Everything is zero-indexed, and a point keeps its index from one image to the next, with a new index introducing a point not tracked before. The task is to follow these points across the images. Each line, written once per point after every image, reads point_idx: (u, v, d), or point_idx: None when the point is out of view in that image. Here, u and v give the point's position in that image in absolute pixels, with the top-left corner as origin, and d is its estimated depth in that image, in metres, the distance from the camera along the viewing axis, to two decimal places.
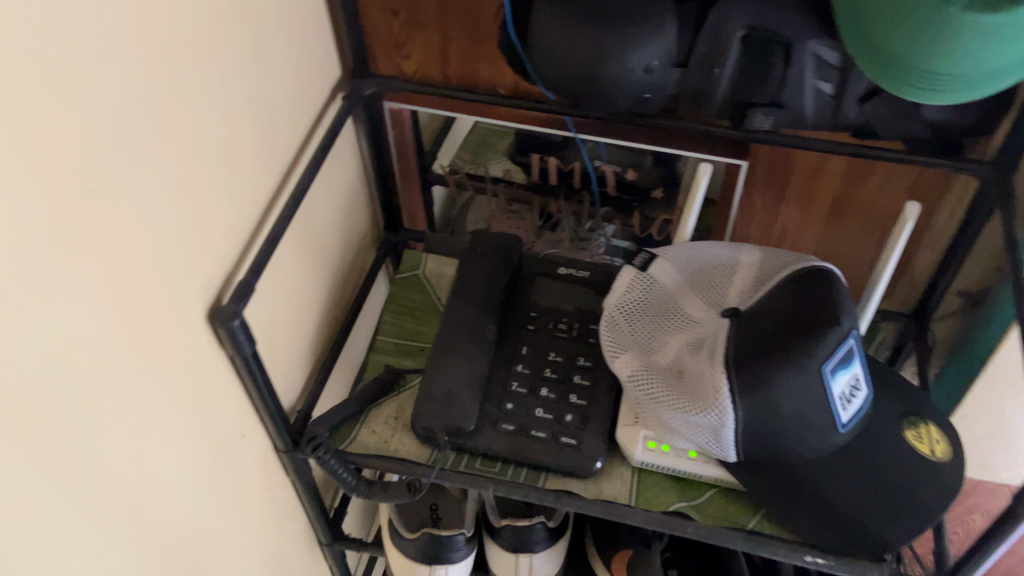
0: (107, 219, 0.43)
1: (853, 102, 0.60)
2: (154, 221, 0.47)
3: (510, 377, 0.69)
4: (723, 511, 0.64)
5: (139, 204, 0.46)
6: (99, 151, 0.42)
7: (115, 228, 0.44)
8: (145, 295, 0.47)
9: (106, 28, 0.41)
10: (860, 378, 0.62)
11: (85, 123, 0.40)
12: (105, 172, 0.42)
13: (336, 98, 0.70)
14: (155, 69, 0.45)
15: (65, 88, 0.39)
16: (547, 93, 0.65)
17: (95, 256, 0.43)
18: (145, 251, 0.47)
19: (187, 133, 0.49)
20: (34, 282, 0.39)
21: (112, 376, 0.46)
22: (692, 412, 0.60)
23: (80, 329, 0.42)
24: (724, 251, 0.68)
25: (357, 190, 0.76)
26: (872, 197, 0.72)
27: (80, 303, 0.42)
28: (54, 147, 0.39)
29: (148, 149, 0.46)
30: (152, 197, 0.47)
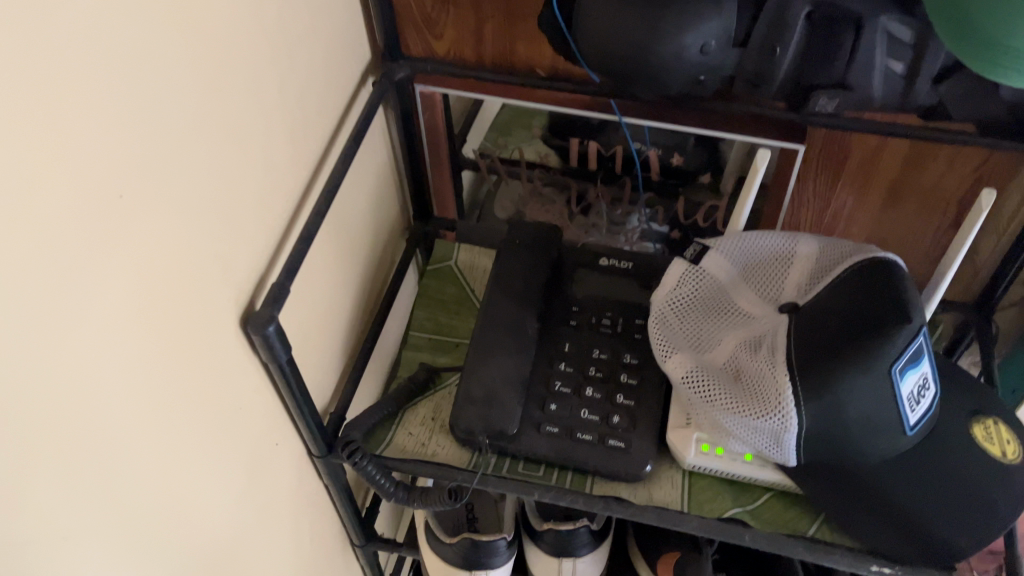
0: (136, 228, 0.40)
1: (926, 82, 0.57)
2: (185, 225, 0.44)
3: (553, 376, 0.65)
4: (781, 517, 0.60)
5: (169, 209, 0.42)
6: (126, 154, 0.38)
7: (145, 237, 0.40)
8: (177, 304, 0.44)
9: (128, 19, 0.37)
10: (928, 377, 0.58)
11: (115, 124, 0.37)
12: (133, 175, 0.39)
13: (366, 83, 0.66)
14: (185, 60, 0.42)
15: (91, 87, 0.35)
16: (593, 75, 0.61)
17: (126, 267, 0.39)
18: (176, 258, 0.43)
19: (217, 128, 0.46)
20: (61, 299, 0.35)
21: (143, 393, 0.42)
22: (752, 415, 0.56)
23: (110, 346, 0.39)
24: (779, 241, 0.64)
25: (387, 178, 0.73)
26: (934, 181, 0.67)
27: (110, 318, 0.39)
28: (78, 153, 0.35)
29: (175, 149, 0.42)
30: (182, 199, 0.43)
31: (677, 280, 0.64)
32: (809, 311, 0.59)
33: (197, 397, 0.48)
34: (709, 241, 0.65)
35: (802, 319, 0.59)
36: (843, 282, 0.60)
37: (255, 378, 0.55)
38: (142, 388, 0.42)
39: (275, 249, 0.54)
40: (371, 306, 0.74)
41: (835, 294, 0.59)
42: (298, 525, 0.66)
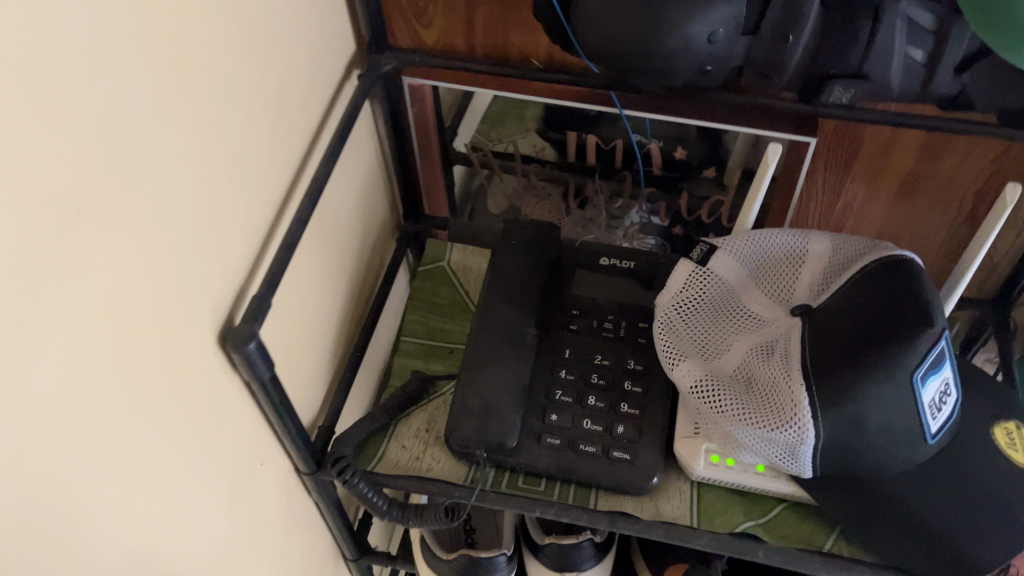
0: (100, 249, 0.36)
1: (948, 71, 0.53)
2: (154, 241, 0.40)
3: (553, 384, 0.62)
4: (795, 531, 0.58)
5: (137, 225, 0.38)
6: (85, 168, 0.34)
7: (111, 257, 0.37)
8: (149, 326, 0.40)
9: (84, 16, 0.33)
10: (949, 382, 0.55)
11: (71, 136, 0.33)
12: (94, 191, 0.35)
13: (351, 77, 0.62)
14: (150, 60, 0.38)
15: (41, 96, 0.31)
16: (592, 66, 0.57)
17: (89, 289, 0.36)
18: (146, 278, 0.40)
19: (188, 133, 0.42)
20: (16, 333, 0.32)
21: (114, 426, 0.39)
22: (767, 427, 0.53)
23: (74, 378, 0.35)
24: (790, 240, 0.61)
25: (375, 177, 0.69)
26: (950, 173, 0.64)
27: (72, 348, 0.35)
28: (27, 171, 0.31)
29: (142, 158, 0.38)
30: (149, 213, 0.39)
31: (684, 282, 0.61)
32: (824, 314, 0.56)
33: (174, 423, 0.44)
34: (716, 240, 0.62)
35: (816, 323, 0.56)
36: (859, 283, 0.57)
37: (237, 397, 0.51)
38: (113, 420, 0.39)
39: (256, 259, 0.51)
40: (360, 311, 0.70)
41: (851, 297, 0.56)
42: (287, 544, 0.63)
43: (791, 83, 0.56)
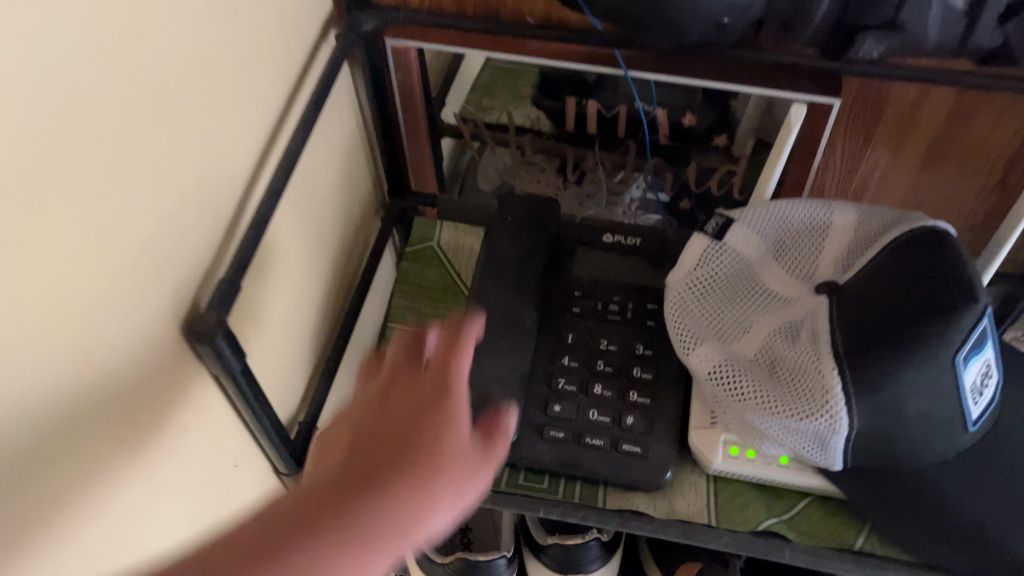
0: (39, 224, 0.30)
1: (991, 19, 0.48)
2: (109, 217, 0.34)
3: (556, 372, 0.57)
4: (822, 527, 0.53)
5: (85, 197, 0.32)
6: (20, 127, 0.28)
7: (55, 235, 0.31)
8: (105, 318, 0.35)
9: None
10: (991, 364, 0.51)
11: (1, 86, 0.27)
12: (33, 156, 0.29)
13: (328, 36, 0.56)
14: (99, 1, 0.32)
15: None
16: (596, 20, 0.51)
17: (32, 274, 0.30)
18: (97, 260, 0.33)
19: (145, 89, 0.36)
20: None
21: (68, 434, 0.33)
22: (794, 417, 0.48)
23: (19, 380, 0.29)
24: (812, 211, 0.56)
25: (356, 149, 0.63)
26: (982, 137, 0.59)
27: (13, 344, 0.29)
28: None
29: (92, 117, 0.32)
30: (103, 183, 0.33)
31: (697, 258, 0.56)
32: (852, 292, 0.51)
33: (137, 427, 0.39)
34: (733, 213, 0.57)
35: (844, 301, 0.51)
36: (890, 257, 0.52)
37: (206, 393, 0.46)
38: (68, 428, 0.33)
39: (224, 237, 0.45)
40: (342, 296, 0.64)
41: (881, 271, 0.51)
42: None
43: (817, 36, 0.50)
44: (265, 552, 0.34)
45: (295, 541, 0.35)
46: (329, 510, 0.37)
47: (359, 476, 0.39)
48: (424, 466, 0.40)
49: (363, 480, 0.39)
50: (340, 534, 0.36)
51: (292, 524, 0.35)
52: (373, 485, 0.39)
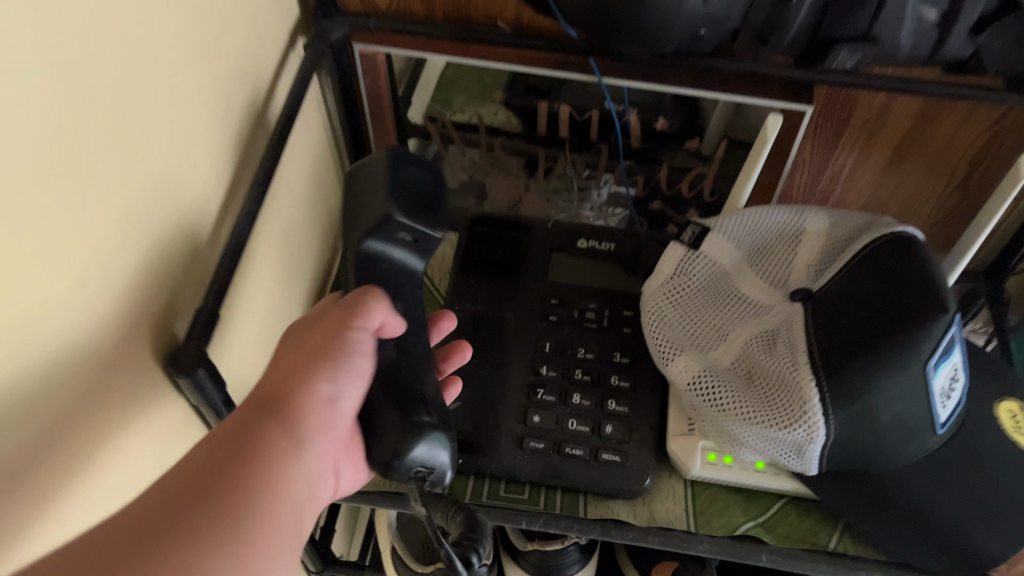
0: (19, 264, 0.28)
1: (964, 32, 0.47)
2: (103, 262, 0.33)
3: (535, 382, 0.57)
4: (798, 529, 0.54)
5: (71, 235, 0.30)
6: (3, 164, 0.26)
7: (38, 275, 0.29)
8: (101, 365, 0.34)
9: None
10: (958, 368, 0.52)
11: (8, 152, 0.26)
12: (36, 213, 0.28)
13: (296, 48, 0.55)
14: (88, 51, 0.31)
15: None
16: (570, 30, 0.52)
17: (39, 337, 0.29)
18: (86, 300, 0.32)
19: (122, 114, 0.33)
20: None
21: (19, 505, 0.29)
22: (774, 426, 0.49)
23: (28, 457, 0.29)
24: (786, 217, 0.57)
25: (325, 155, 0.62)
26: (947, 139, 0.60)
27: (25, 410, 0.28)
28: None
29: (84, 164, 0.31)
30: (98, 228, 0.32)
31: (674, 268, 0.57)
32: (826, 299, 0.52)
33: (118, 469, 0.37)
34: (709, 221, 0.57)
35: (818, 308, 0.52)
36: (864, 262, 0.52)
37: (185, 422, 0.44)
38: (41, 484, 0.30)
39: (200, 261, 0.43)
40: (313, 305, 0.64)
41: (852, 279, 0.52)
42: None
43: (792, 47, 0.51)
44: (183, 493, 0.31)
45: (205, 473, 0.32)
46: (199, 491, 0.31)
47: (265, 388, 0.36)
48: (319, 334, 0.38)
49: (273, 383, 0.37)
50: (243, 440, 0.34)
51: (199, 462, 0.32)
52: (281, 385, 0.36)
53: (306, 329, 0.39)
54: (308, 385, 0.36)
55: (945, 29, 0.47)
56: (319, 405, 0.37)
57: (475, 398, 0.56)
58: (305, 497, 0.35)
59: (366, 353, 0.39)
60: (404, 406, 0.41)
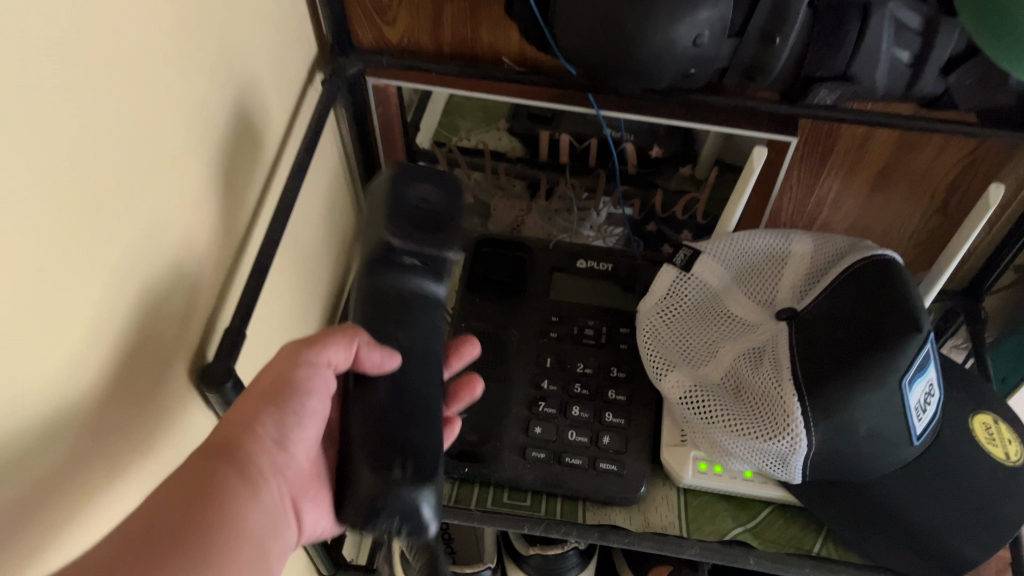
0: (82, 293, 0.31)
1: (935, 71, 0.51)
2: (148, 289, 0.37)
3: (537, 396, 0.61)
4: (784, 534, 0.57)
5: (123, 266, 0.34)
6: (70, 205, 0.30)
7: (97, 301, 0.32)
8: (146, 381, 0.37)
9: (58, 16, 0.28)
10: (933, 383, 0.56)
11: (75, 193, 0.30)
12: (94, 248, 0.32)
13: (314, 81, 0.59)
14: (140, 102, 0.35)
15: (44, 153, 0.28)
16: (569, 67, 0.56)
17: (93, 355, 0.33)
18: (134, 320, 0.36)
19: (165, 155, 0.37)
20: (34, 426, 0.29)
21: (68, 505, 0.32)
22: (761, 438, 0.52)
23: (82, 459, 0.33)
24: (773, 240, 0.61)
25: (338, 180, 0.66)
26: (927, 164, 0.64)
27: (81, 418, 0.32)
28: (37, 241, 0.28)
29: (135, 202, 0.35)
30: (143, 258, 0.36)
31: (666, 289, 0.61)
32: (809, 318, 0.56)
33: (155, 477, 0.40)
34: (699, 245, 0.61)
35: (801, 327, 0.55)
36: (843, 285, 0.56)
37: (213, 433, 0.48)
38: (87, 488, 0.33)
39: (229, 283, 0.47)
40: (327, 321, 0.67)
41: (833, 300, 0.56)
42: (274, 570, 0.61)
43: (777, 84, 0.54)
44: (163, 524, 0.33)
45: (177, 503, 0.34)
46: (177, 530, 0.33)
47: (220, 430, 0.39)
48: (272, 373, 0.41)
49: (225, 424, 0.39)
50: (206, 477, 0.36)
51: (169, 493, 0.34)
52: (235, 426, 0.39)
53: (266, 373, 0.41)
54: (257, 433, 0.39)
55: (918, 68, 0.51)
56: (267, 446, 0.39)
57: (481, 410, 0.60)
58: (259, 531, 0.37)
59: (323, 389, 0.42)
60: (378, 459, 0.40)
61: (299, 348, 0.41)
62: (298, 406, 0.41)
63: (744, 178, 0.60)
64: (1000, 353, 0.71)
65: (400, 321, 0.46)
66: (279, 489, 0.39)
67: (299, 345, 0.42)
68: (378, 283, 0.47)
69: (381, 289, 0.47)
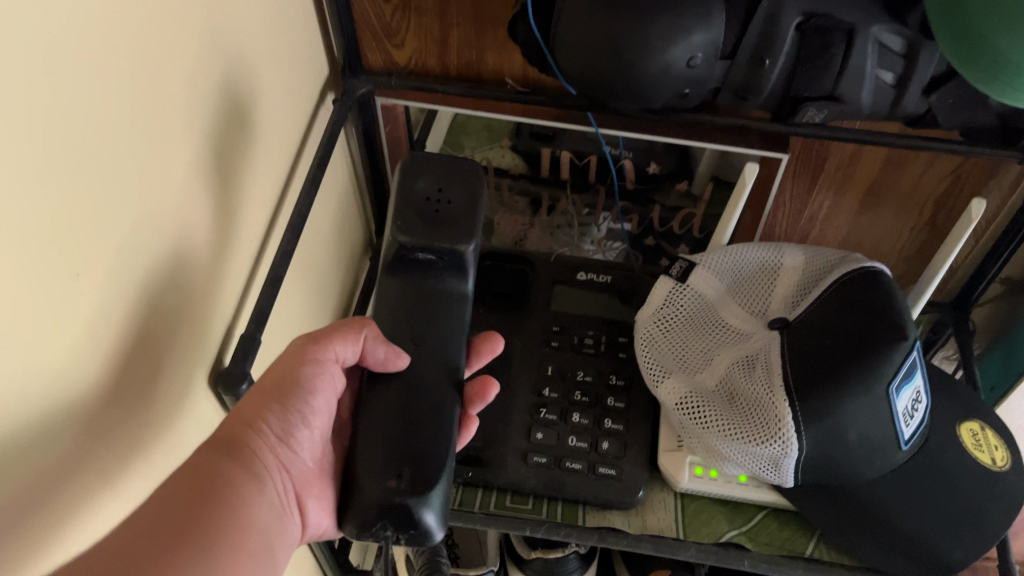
0: (117, 298, 0.34)
1: (918, 91, 0.54)
2: (176, 294, 0.39)
3: (538, 403, 0.63)
4: (777, 537, 0.59)
5: (150, 271, 0.37)
6: (107, 213, 0.32)
7: (130, 306, 0.35)
8: (172, 379, 0.40)
9: (99, 42, 0.31)
10: (920, 390, 0.58)
11: (107, 204, 0.33)
12: (124, 254, 0.34)
13: (326, 100, 0.62)
14: (169, 118, 0.37)
15: (82, 165, 0.31)
16: (570, 87, 0.58)
17: (127, 354, 0.35)
18: (163, 323, 0.38)
19: (191, 168, 0.40)
20: (68, 419, 0.31)
21: (102, 492, 0.34)
22: (753, 441, 0.54)
23: (113, 451, 0.35)
24: (766, 253, 0.64)
25: (348, 194, 0.69)
26: (913, 183, 0.66)
27: (114, 413, 0.35)
28: (75, 248, 0.31)
29: (163, 211, 0.37)
30: (169, 265, 0.38)
31: (663, 300, 0.63)
32: (800, 328, 0.58)
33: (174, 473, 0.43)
34: (695, 258, 0.64)
35: (793, 336, 0.58)
36: (833, 295, 0.59)
37: None
38: (116, 477, 0.36)
39: (245, 291, 0.49)
40: None
41: (823, 310, 0.58)
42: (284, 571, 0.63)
43: (768, 104, 0.57)
44: (175, 510, 0.35)
45: (187, 492, 0.36)
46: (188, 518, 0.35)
47: (226, 423, 0.41)
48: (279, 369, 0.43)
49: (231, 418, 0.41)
50: (214, 469, 0.38)
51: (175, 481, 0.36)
52: (241, 420, 0.41)
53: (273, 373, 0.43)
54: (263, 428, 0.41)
55: (901, 88, 0.54)
56: (272, 442, 0.41)
57: (485, 416, 0.62)
58: (265, 523, 0.39)
59: (325, 386, 0.44)
60: (378, 471, 0.43)
61: (306, 347, 0.44)
62: (302, 402, 0.43)
63: (737, 194, 0.62)
64: (986, 365, 0.74)
65: (426, 326, 0.50)
66: (283, 484, 0.41)
67: (306, 343, 0.44)
68: (404, 287, 0.51)
69: (410, 293, 0.51)
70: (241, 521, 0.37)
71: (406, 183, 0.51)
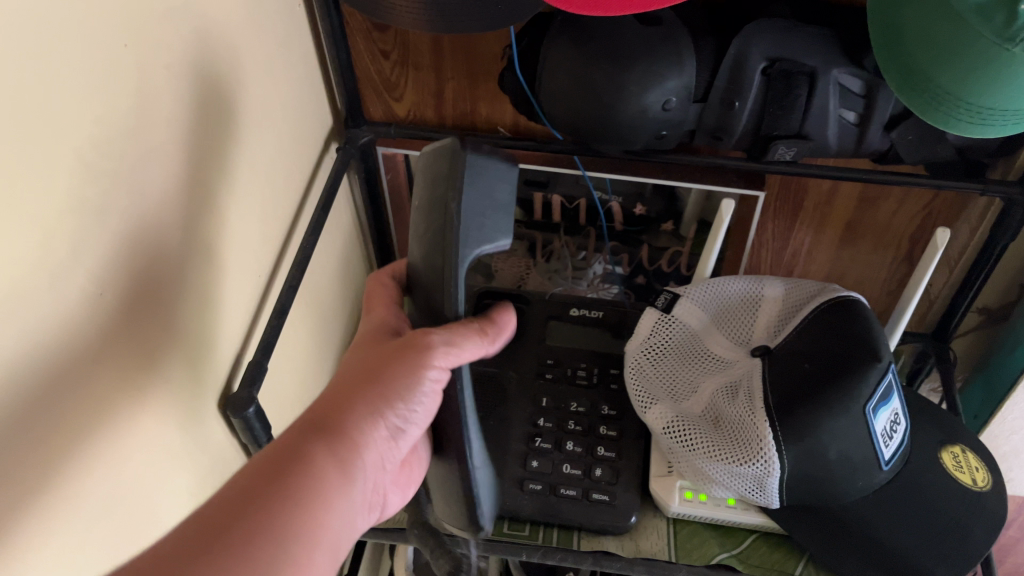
0: (120, 314, 0.37)
1: (879, 129, 0.58)
2: (172, 315, 0.42)
3: (533, 432, 0.65)
4: (767, 558, 0.61)
5: (148, 292, 0.40)
6: (108, 234, 0.36)
7: (129, 320, 0.38)
8: (167, 393, 0.43)
9: (106, 88, 0.35)
10: (898, 412, 0.61)
11: (113, 229, 0.36)
12: (125, 274, 0.38)
13: (329, 149, 0.67)
14: (170, 154, 0.41)
15: (91, 191, 0.34)
16: (555, 132, 0.62)
17: (126, 363, 0.38)
18: (158, 340, 0.41)
19: (193, 200, 0.43)
20: (73, 420, 0.34)
21: (101, 493, 0.37)
22: (736, 462, 0.57)
23: (113, 453, 0.38)
24: (747, 286, 0.67)
25: (351, 236, 0.73)
26: (887, 220, 0.70)
27: (113, 417, 0.38)
28: (81, 261, 0.34)
29: (163, 236, 0.41)
30: (168, 287, 0.42)
31: (649, 330, 0.66)
32: (780, 354, 0.61)
33: (175, 486, 0.45)
34: (679, 290, 0.68)
35: (773, 361, 0.60)
36: (812, 323, 0.62)
37: (231, 458, 0.53)
38: (117, 481, 0.38)
39: (251, 321, 0.53)
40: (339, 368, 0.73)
41: (805, 336, 0.61)
42: None
43: (740, 143, 0.60)
44: (256, 486, 0.35)
45: (281, 478, 0.36)
46: (266, 493, 0.35)
47: (327, 409, 0.41)
48: (388, 363, 0.43)
49: (332, 405, 0.41)
50: (309, 447, 0.38)
51: (270, 466, 0.36)
52: (346, 408, 0.41)
53: (381, 368, 0.43)
54: (361, 422, 0.40)
55: (863, 126, 0.58)
56: (373, 437, 0.41)
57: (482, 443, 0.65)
58: (349, 515, 0.38)
59: (428, 386, 0.44)
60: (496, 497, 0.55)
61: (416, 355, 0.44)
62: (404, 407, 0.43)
63: (715, 230, 0.66)
64: (967, 397, 0.76)
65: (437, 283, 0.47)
66: (373, 480, 0.40)
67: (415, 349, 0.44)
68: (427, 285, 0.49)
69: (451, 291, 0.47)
70: (333, 507, 0.37)
71: (505, 184, 0.48)
